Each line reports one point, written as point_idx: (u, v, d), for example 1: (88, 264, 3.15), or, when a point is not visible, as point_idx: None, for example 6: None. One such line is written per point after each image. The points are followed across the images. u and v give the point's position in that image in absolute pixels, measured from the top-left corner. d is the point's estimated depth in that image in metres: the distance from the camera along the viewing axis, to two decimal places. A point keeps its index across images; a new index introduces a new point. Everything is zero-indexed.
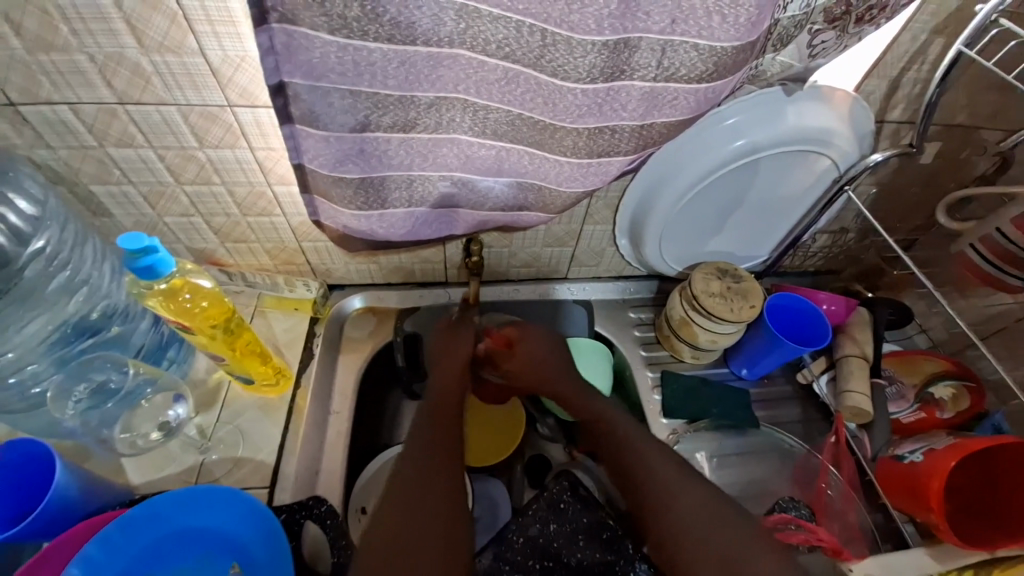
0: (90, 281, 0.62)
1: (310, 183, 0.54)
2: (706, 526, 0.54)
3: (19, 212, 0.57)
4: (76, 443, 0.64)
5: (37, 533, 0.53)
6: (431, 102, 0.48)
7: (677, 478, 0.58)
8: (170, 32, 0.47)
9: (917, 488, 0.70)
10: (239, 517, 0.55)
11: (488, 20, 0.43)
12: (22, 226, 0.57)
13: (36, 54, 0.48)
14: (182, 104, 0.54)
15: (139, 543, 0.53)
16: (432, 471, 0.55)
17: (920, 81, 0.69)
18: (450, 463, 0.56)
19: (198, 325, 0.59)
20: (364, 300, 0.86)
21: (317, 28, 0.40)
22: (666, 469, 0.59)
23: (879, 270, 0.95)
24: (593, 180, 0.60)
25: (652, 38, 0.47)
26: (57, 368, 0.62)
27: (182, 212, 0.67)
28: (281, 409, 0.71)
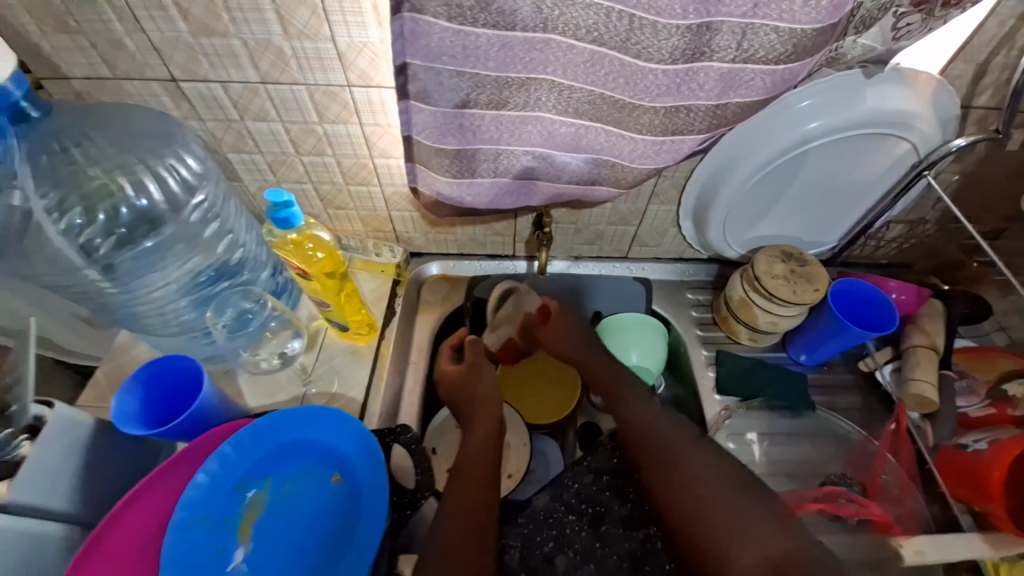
0: (233, 231, 0.74)
1: (413, 154, 0.62)
2: (709, 489, 0.62)
3: (188, 167, 0.67)
4: (224, 366, 0.78)
5: (183, 431, 0.64)
6: (522, 82, 0.54)
7: (689, 447, 0.66)
8: (310, 21, 0.56)
9: (978, 476, 0.70)
10: (344, 437, 0.64)
11: (580, 7, 0.48)
12: (192, 179, 0.67)
13: (199, 37, 0.58)
14: (310, 84, 0.63)
15: (262, 448, 0.63)
16: (472, 472, 0.66)
17: (1008, 67, 0.67)
18: (484, 469, 0.67)
19: (315, 271, 0.71)
20: (440, 268, 0.94)
21: (437, 16, 0.47)
22: (679, 441, 0.67)
23: (958, 264, 0.92)
24: (666, 157, 0.64)
25: (733, 22, 0.50)
26: (200, 304, 0.74)
27: (296, 179, 0.77)
28: (369, 355, 0.81)
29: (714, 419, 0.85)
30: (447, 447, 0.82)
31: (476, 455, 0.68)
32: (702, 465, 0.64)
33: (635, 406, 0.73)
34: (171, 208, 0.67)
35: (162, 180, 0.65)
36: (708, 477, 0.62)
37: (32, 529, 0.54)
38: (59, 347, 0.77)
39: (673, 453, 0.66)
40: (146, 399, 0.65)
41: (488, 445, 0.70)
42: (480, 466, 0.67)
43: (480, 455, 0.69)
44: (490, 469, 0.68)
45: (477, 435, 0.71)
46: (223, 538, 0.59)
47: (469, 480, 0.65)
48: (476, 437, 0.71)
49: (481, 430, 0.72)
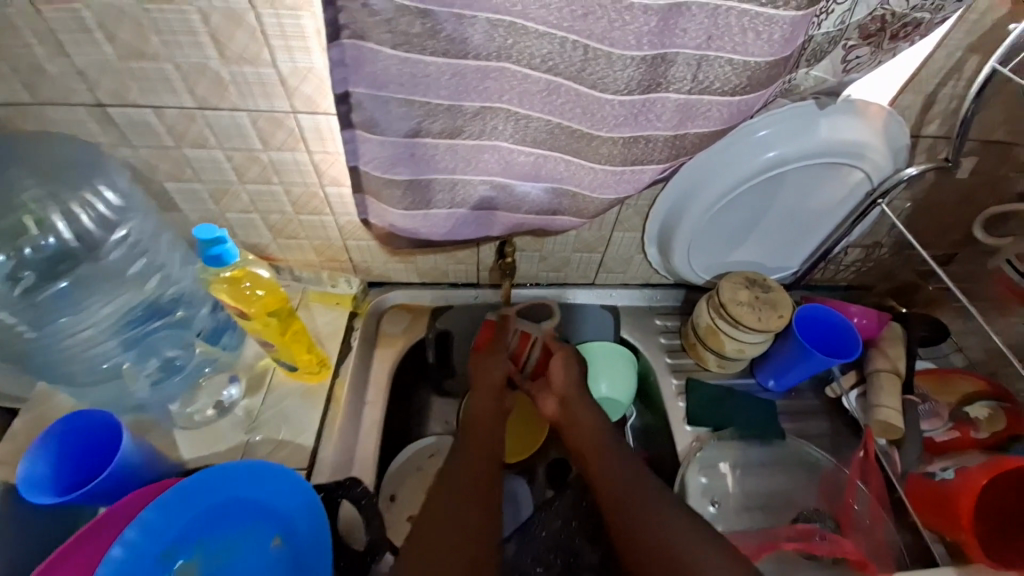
0: (164, 267, 0.69)
1: (363, 184, 0.59)
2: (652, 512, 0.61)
3: (106, 202, 0.64)
4: (153, 416, 0.70)
5: (100, 495, 0.58)
6: (477, 111, 0.52)
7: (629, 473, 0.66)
8: (249, 45, 0.52)
9: (946, 504, 0.71)
10: (284, 494, 0.60)
11: (534, 36, 0.46)
12: (109, 215, 0.64)
13: (128, 61, 0.54)
14: (251, 111, 0.59)
15: (190, 512, 0.58)
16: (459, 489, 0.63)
17: (956, 97, 0.69)
18: (473, 485, 0.63)
19: (255, 312, 0.64)
20: (399, 298, 0.90)
21: (383, 43, 0.45)
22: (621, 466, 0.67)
23: (914, 287, 0.94)
24: (626, 187, 0.63)
25: (688, 53, 0.49)
26: (127, 346, 0.67)
27: (242, 209, 0.72)
28: (321, 395, 0.76)
29: (686, 451, 0.83)
30: (407, 494, 0.78)
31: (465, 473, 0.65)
32: (656, 505, 0.61)
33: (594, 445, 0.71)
34: (86, 246, 0.64)
35: (74, 217, 0.63)
36: (662, 516, 0.59)
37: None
38: None
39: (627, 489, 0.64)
40: (60, 460, 0.60)
41: (478, 461, 0.67)
42: (468, 482, 0.64)
43: (469, 471, 0.65)
44: (478, 486, 0.64)
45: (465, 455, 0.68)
46: None
47: (454, 498, 0.62)
48: (467, 454, 0.68)
49: (474, 449, 0.69)
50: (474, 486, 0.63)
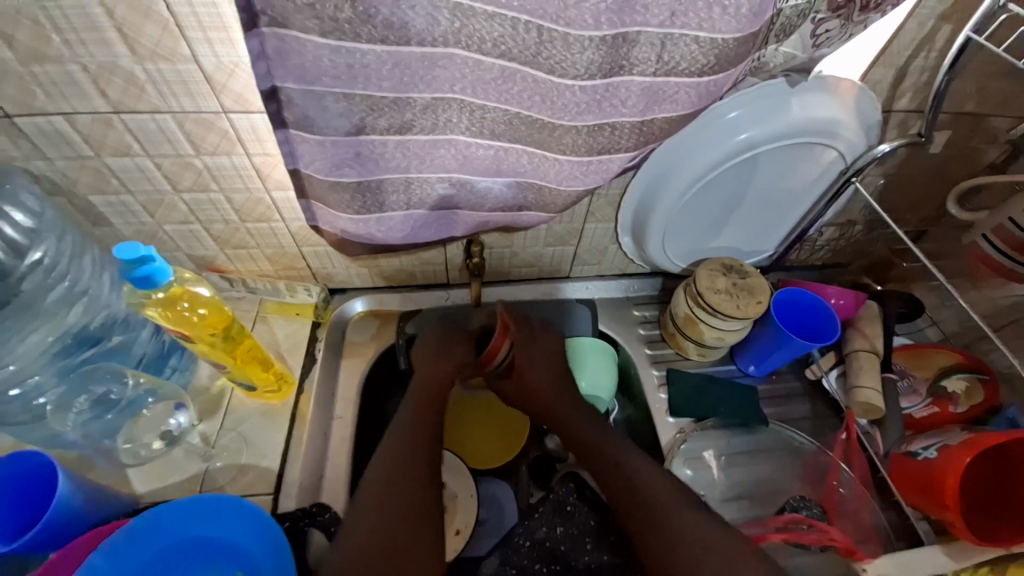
0: (89, 291, 0.62)
1: (307, 188, 0.54)
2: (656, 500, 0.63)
3: (14, 224, 0.56)
4: (79, 453, 0.64)
5: (41, 546, 0.52)
6: (427, 103, 0.47)
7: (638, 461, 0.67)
8: (163, 39, 0.47)
9: (931, 485, 0.69)
10: (244, 527, 0.56)
11: (482, 18, 0.42)
12: (19, 238, 0.57)
13: (32, 65, 0.47)
14: (176, 112, 0.53)
15: (143, 555, 0.53)
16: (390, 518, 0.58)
17: (927, 69, 0.67)
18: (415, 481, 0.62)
19: (197, 333, 0.59)
20: (365, 304, 0.85)
21: (309, 31, 0.40)
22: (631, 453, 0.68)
23: (888, 263, 0.94)
24: (594, 178, 0.59)
25: (651, 32, 0.46)
26: (59, 379, 0.62)
27: (181, 220, 0.66)
28: (284, 414, 0.71)
29: (670, 445, 0.81)
30: None
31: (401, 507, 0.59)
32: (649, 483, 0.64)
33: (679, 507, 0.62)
34: None
35: None
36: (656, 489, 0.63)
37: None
38: None
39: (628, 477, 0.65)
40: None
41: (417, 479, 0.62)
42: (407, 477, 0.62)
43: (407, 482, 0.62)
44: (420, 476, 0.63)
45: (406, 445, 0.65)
46: None
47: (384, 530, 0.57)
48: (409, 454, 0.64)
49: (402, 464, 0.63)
50: (416, 528, 0.59)
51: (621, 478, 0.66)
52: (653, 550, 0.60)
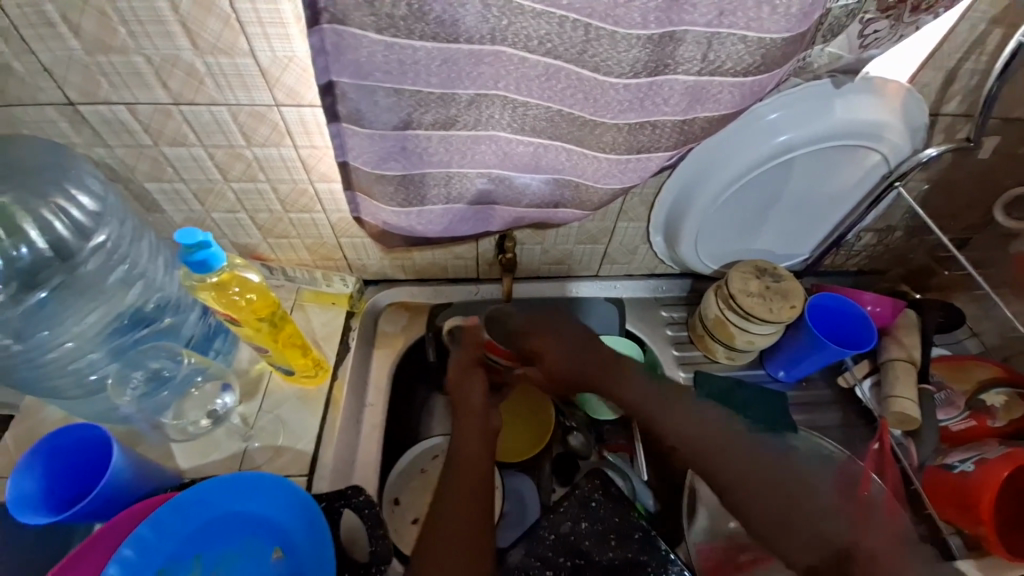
0: (146, 274, 0.65)
1: (353, 180, 0.55)
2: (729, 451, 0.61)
3: (80, 207, 0.59)
4: (128, 426, 0.68)
5: (93, 514, 0.55)
6: (472, 99, 0.48)
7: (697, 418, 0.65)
8: (223, 34, 0.49)
9: (966, 500, 0.68)
10: (282, 505, 0.58)
11: (531, 16, 0.43)
12: (84, 221, 0.60)
13: (100, 55, 0.50)
14: (231, 104, 0.55)
15: (187, 527, 0.56)
16: (459, 523, 0.55)
17: (978, 72, 0.65)
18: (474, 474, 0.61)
19: (245, 317, 0.62)
20: (397, 296, 0.87)
21: (364, 27, 0.41)
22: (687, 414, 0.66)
23: (928, 271, 0.91)
24: (631, 176, 0.59)
25: (698, 31, 0.46)
26: (114, 356, 0.65)
27: (227, 208, 0.69)
28: (319, 400, 0.73)
29: None
30: (410, 497, 0.76)
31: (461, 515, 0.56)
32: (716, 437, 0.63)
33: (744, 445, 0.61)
34: (62, 254, 0.60)
35: (47, 226, 0.59)
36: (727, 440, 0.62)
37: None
38: None
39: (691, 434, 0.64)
40: (52, 476, 0.57)
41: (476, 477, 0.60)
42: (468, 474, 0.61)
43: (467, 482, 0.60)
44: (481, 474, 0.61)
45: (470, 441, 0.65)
46: None
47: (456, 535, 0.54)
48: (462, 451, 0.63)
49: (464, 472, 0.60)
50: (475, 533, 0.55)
51: (695, 434, 0.64)
52: (763, 497, 0.57)
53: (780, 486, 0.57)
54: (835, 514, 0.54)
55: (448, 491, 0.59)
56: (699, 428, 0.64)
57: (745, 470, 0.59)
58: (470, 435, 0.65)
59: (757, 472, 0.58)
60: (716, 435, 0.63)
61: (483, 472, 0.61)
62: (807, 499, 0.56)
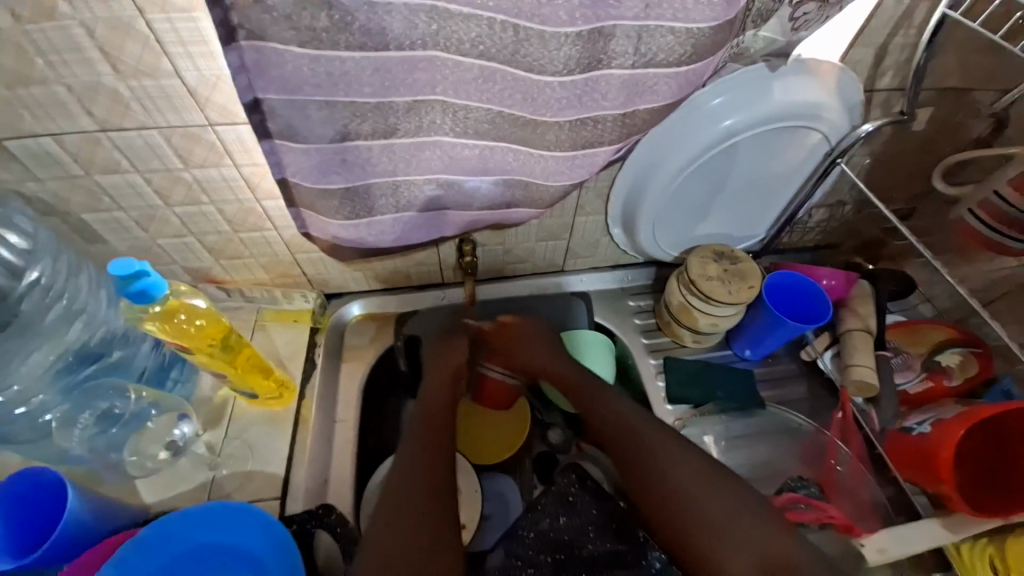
0: (86, 309, 0.63)
1: (297, 197, 0.54)
2: (714, 498, 0.58)
3: (10, 246, 0.57)
4: (87, 466, 0.64)
5: (55, 560, 0.54)
6: (409, 106, 0.48)
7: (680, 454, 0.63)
8: (144, 56, 0.47)
9: (926, 459, 0.70)
10: (251, 534, 0.56)
11: (459, 19, 0.43)
12: (15, 260, 0.58)
13: (16, 87, 0.48)
14: (162, 127, 0.54)
15: (155, 565, 0.54)
16: (406, 535, 0.53)
17: (906, 47, 0.67)
18: (428, 477, 0.60)
19: (197, 344, 0.60)
20: (362, 307, 0.86)
21: (287, 42, 0.40)
22: (673, 447, 0.63)
23: (878, 242, 0.94)
24: (580, 172, 0.59)
25: (627, 25, 0.46)
26: (63, 397, 0.64)
27: (174, 233, 0.67)
28: (288, 420, 0.72)
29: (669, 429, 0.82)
30: None
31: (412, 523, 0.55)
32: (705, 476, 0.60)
33: (683, 462, 0.62)
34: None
35: None
36: (720, 483, 0.60)
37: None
38: None
39: (674, 469, 0.61)
40: (8, 526, 0.55)
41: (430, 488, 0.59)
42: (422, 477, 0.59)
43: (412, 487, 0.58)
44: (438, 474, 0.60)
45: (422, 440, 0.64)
46: None
47: (406, 547, 0.52)
48: (425, 450, 0.62)
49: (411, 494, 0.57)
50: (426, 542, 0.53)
51: (677, 470, 0.61)
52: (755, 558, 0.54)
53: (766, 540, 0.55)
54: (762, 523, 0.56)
55: (400, 498, 0.57)
56: (642, 444, 0.65)
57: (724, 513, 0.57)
58: (437, 429, 0.66)
59: (738, 516, 0.57)
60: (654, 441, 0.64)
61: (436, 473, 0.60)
62: (726, 511, 0.57)
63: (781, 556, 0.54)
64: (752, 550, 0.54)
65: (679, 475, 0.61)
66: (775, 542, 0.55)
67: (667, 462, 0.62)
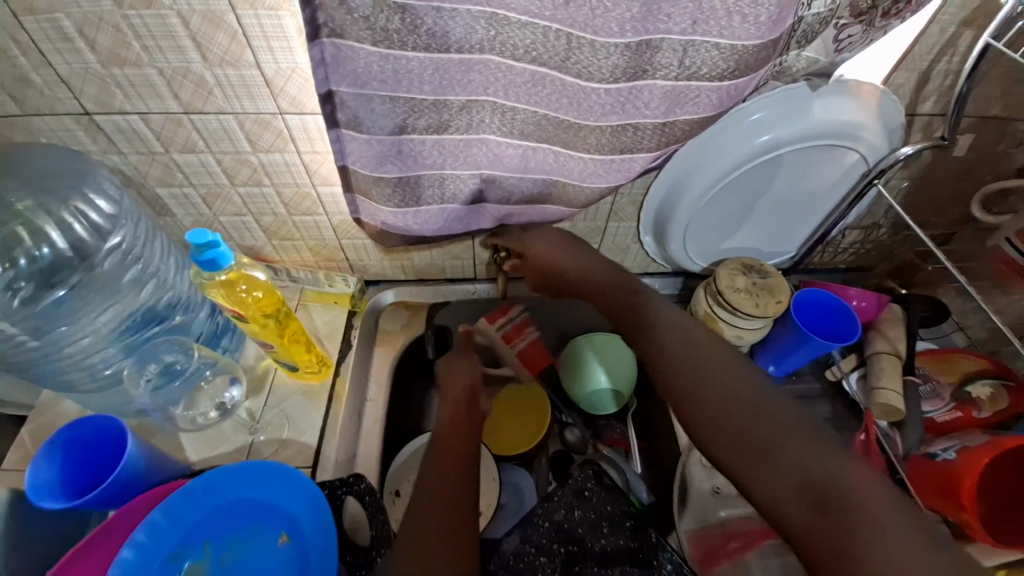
0: (158, 274, 0.68)
1: (353, 183, 0.59)
2: (753, 416, 0.54)
3: (99, 210, 0.63)
4: (155, 421, 0.71)
5: (106, 501, 0.58)
6: (463, 104, 0.52)
7: (725, 372, 0.58)
8: (231, 47, 0.52)
9: (950, 485, 0.69)
10: (289, 491, 0.60)
11: (516, 26, 0.46)
12: (102, 223, 0.63)
13: (115, 68, 0.54)
14: (237, 113, 0.59)
15: (194, 515, 0.57)
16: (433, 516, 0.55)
17: (950, 74, 0.68)
18: (456, 464, 0.61)
19: (251, 313, 0.65)
20: (396, 295, 0.90)
21: (362, 40, 0.45)
22: (720, 363, 0.59)
23: (913, 267, 0.93)
24: (617, 176, 0.62)
25: (673, 39, 0.49)
26: (128, 352, 0.68)
27: (235, 212, 0.72)
28: (322, 394, 0.76)
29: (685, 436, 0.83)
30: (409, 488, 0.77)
31: (437, 505, 0.56)
32: (750, 393, 0.56)
33: (725, 376, 0.58)
34: (79, 255, 0.63)
35: (67, 225, 0.62)
36: (768, 397, 0.55)
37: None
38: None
39: (711, 377, 0.58)
40: (66, 466, 0.59)
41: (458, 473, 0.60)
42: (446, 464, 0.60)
43: (445, 479, 0.59)
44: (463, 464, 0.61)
45: (452, 430, 0.65)
46: None
47: (433, 528, 0.54)
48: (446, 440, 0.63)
49: (444, 491, 0.57)
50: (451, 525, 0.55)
51: (714, 378, 0.58)
52: (804, 480, 0.49)
53: (817, 457, 0.50)
54: (811, 443, 0.51)
55: (427, 478, 0.59)
56: (670, 354, 0.62)
57: (763, 426, 0.53)
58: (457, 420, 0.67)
59: (775, 429, 0.52)
60: (686, 350, 0.61)
61: (464, 462, 0.61)
62: (780, 433, 0.52)
63: (828, 472, 0.48)
64: (791, 464, 0.50)
65: (715, 390, 0.57)
66: (826, 460, 0.49)
67: (699, 370, 0.59)
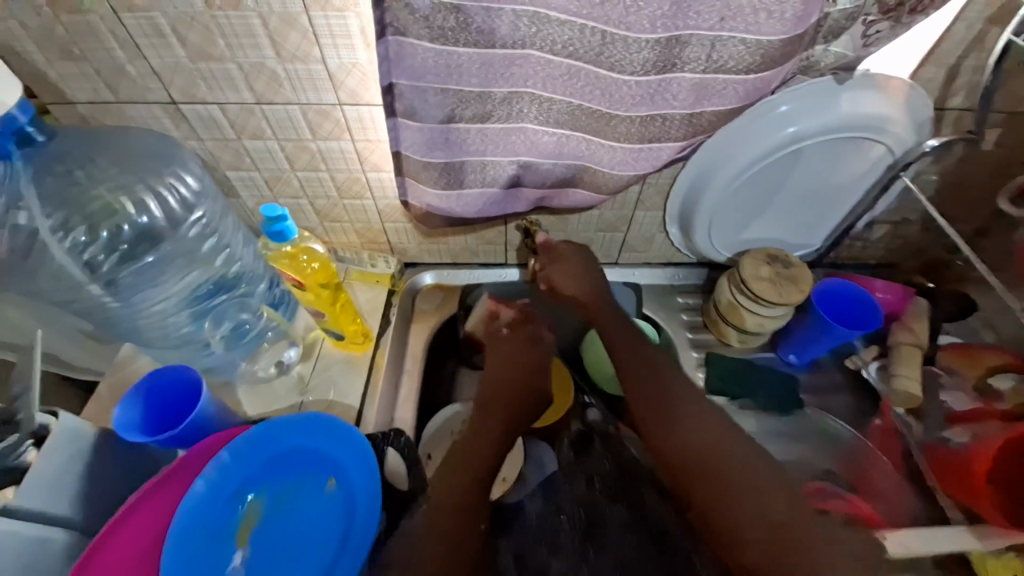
0: (230, 245, 0.75)
1: (404, 167, 0.65)
2: (725, 453, 0.63)
3: (188, 186, 0.69)
4: (224, 377, 0.80)
5: (182, 440, 0.65)
6: (505, 95, 0.57)
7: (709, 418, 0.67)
8: (301, 44, 0.59)
9: (960, 469, 0.73)
10: (338, 442, 0.65)
11: (555, 24, 0.51)
12: (190, 197, 0.69)
13: (199, 62, 0.61)
14: (302, 104, 0.66)
15: (257, 459, 0.62)
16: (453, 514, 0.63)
17: (980, 69, 0.69)
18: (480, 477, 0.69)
19: (308, 279, 0.79)
20: (434, 277, 0.96)
21: (420, 37, 0.50)
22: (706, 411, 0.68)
23: (943, 263, 0.94)
24: (644, 164, 0.66)
25: (702, 35, 0.53)
26: (200, 316, 0.75)
27: (293, 195, 0.80)
28: (363, 363, 0.83)
29: None
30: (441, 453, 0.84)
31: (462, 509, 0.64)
32: (724, 434, 0.65)
33: (706, 418, 0.67)
34: (170, 223, 0.69)
35: (162, 198, 0.67)
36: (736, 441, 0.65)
37: (32, 536, 0.51)
38: (62, 363, 0.78)
39: (696, 420, 0.67)
40: (146, 409, 0.66)
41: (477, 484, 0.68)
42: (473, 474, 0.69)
43: (470, 486, 0.68)
44: (485, 475, 0.70)
45: (484, 440, 0.74)
46: (218, 546, 0.58)
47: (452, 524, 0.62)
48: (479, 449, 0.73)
49: (465, 498, 0.66)
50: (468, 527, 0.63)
51: (696, 416, 0.68)
52: (757, 521, 0.57)
53: (777, 495, 0.59)
54: (764, 479, 0.60)
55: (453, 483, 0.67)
56: (669, 393, 0.71)
57: (733, 461, 0.62)
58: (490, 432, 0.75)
59: (740, 470, 0.61)
60: (680, 392, 0.71)
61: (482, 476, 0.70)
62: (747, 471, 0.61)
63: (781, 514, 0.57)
64: (750, 500, 0.59)
65: (699, 430, 0.66)
66: (777, 504, 0.58)
67: (688, 411, 0.68)
